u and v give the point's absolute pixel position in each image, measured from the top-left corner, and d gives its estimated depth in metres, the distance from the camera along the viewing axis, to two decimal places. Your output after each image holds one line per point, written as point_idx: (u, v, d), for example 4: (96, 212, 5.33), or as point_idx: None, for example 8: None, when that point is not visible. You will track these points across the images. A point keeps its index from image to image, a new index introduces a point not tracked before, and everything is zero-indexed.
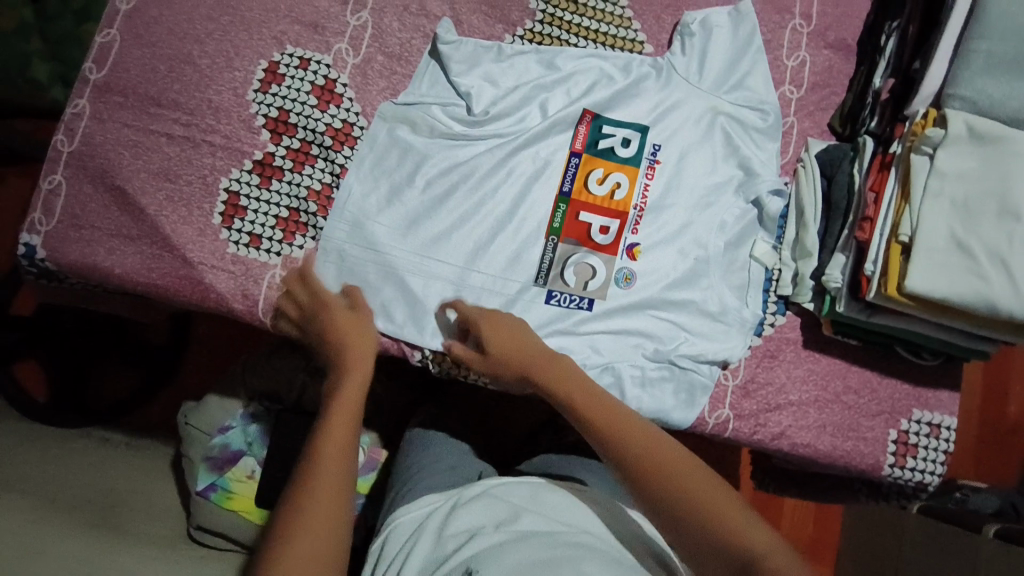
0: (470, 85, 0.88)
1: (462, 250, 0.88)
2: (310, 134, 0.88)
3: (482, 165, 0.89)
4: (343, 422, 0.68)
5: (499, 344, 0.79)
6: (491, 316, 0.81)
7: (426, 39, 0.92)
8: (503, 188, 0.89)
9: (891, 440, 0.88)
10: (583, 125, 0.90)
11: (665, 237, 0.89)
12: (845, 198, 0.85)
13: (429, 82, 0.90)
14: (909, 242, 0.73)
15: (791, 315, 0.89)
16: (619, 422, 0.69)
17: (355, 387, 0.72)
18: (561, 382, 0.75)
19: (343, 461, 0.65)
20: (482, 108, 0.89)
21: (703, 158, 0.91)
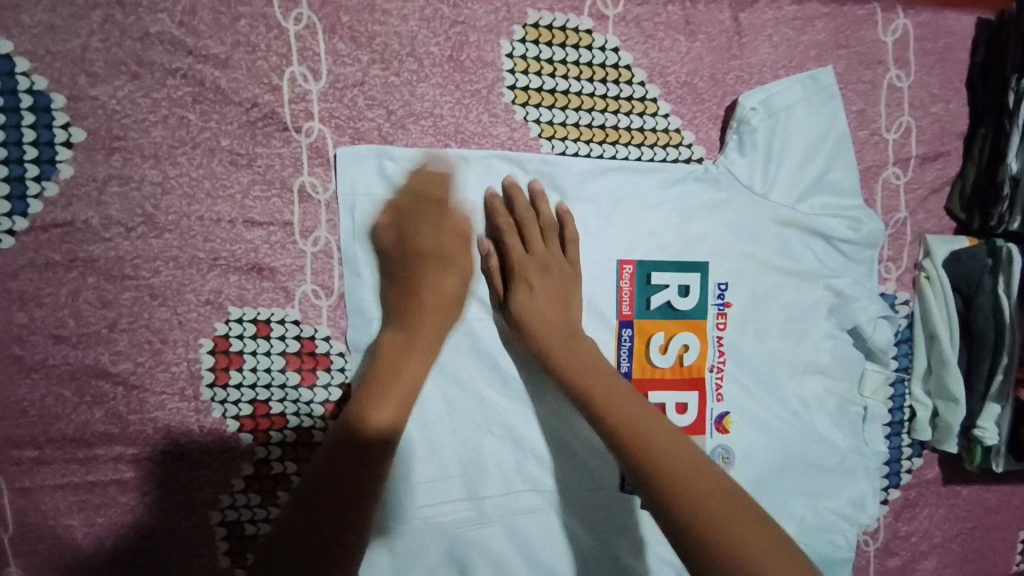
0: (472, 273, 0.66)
1: (518, 481, 0.68)
2: (306, 420, 0.65)
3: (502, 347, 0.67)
4: (422, 350, 0.63)
5: (537, 281, 0.64)
6: (525, 216, 0.65)
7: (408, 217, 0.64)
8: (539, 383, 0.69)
9: (1021, 541, 0.82)
10: (626, 283, 0.69)
11: (750, 389, 0.72)
12: (991, 328, 0.69)
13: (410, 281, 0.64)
14: None
15: (929, 453, 0.76)
16: (690, 483, 0.54)
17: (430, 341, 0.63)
18: (596, 372, 0.62)
19: (411, 371, 0.61)
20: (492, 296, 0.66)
21: (783, 286, 0.71)
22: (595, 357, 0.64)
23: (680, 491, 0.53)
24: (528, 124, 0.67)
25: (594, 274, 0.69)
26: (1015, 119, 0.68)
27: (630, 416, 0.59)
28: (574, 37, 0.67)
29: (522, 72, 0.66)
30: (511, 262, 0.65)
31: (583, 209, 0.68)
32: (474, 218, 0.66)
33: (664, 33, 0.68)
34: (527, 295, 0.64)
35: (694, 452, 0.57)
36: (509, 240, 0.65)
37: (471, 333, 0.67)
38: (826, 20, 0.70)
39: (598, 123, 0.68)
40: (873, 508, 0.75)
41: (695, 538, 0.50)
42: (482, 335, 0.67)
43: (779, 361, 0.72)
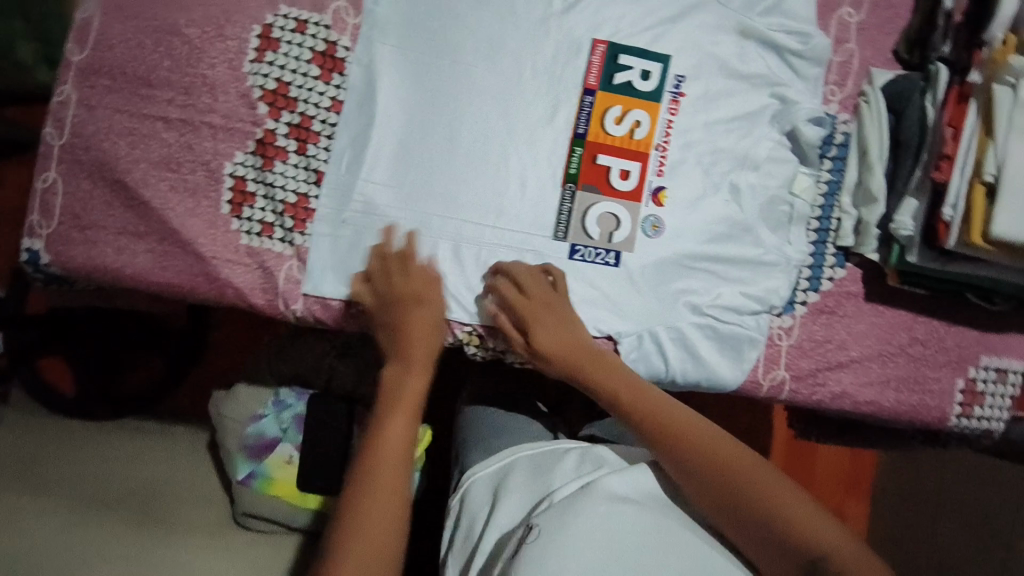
0: (472, 15, 0.80)
1: (473, 209, 0.81)
2: (313, 109, 0.79)
3: (479, 86, 0.80)
4: (388, 484, 0.67)
5: (541, 325, 0.77)
6: (525, 295, 0.78)
7: None
8: (513, 121, 0.80)
9: (957, 390, 0.81)
10: (597, 56, 0.81)
11: (691, 176, 0.82)
12: (917, 135, 0.75)
13: (419, 11, 0.79)
14: (995, 182, 0.65)
15: (852, 267, 0.82)
16: (693, 451, 0.67)
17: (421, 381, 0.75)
18: (634, 389, 0.74)
19: (382, 518, 0.65)
20: (483, 39, 0.80)
21: (738, 89, 0.82)
22: (572, 334, 0.78)
23: (663, 429, 0.70)
24: None
25: (569, 43, 0.81)
26: None
27: (632, 392, 0.74)
28: None
29: None
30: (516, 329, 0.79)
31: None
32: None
33: None
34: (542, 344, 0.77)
35: (630, 377, 0.76)
36: (505, 312, 0.79)
37: (459, 70, 0.79)
38: None
39: None
40: (785, 296, 0.82)
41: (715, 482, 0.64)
42: (463, 76, 0.79)
43: (722, 154, 0.82)
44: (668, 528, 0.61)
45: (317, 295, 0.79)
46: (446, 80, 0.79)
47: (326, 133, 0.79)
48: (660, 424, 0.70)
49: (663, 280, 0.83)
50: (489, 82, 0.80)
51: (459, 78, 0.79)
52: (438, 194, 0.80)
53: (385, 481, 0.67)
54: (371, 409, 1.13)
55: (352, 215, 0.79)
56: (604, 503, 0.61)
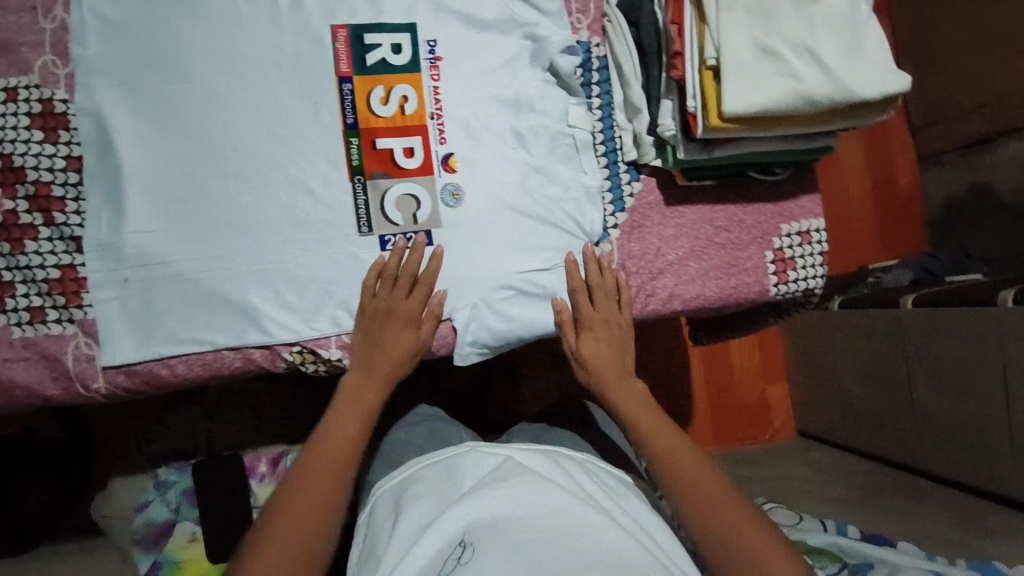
0: (191, 31, 0.75)
1: (263, 231, 0.76)
2: (48, 174, 0.73)
3: (221, 102, 0.76)
4: (303, 509, 0.65)
5: (398, 306, 0.76)
6: (410, 309, 0.76)
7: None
8: (270, 128, 0.77)
9: (769, 262, 0.85)
10: (341, 43, 0.79)
11: (471, 134, 0.81)
12: (655, 40, 0.78)
13: (131, 43, 0.74)
14: (717, 65, 0.68)
15: (647, 178, 0.85)
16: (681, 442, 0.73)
17: (373, 398, 0.76)
18: (616, 376, 0.80)
19: (313, 509, 0.66)
20: (208, 53, 0.76)
21: (491, 37, 0.82)
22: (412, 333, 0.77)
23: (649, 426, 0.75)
24: None
25: (308, 34, 0.78)
26: None
27: (643, 405, 0.77)
28: None
29: None
30: (376, 306, 0.76)
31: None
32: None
33: None
34: (365, 364, 0.76)
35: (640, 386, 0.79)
36: (385, 288, 0.76)
37: (196, 93, 0.75)
38: None
39: None
40: (599, 225, 0.83)
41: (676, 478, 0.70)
42: (201, 97, 0.75)
43: (495, 102, 0.82)
44: (571, 500, 0.71)
45: (118, 365, 0.73)
46: (184, 106, 0.75)
47: (72, 195, 0.73)
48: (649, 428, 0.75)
49: (480, 242, 0.81)
50: (232, 95, 0.76)
51: (202, 101, 0.75)
52: (216, 228, 0.75)
53: (302, 511, 0.65)
54: (264, 457, 1.08)
55: (129, 274, 0.73)
56: (538, 521, 0.67)
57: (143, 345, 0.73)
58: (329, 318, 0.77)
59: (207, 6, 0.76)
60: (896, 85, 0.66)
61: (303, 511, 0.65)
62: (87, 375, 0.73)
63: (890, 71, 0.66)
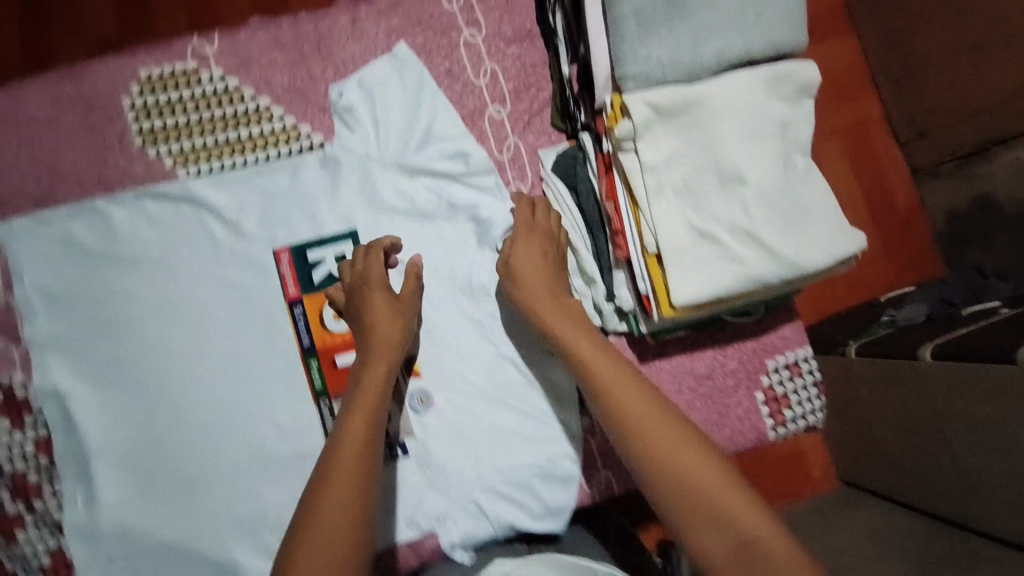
0: (136, 287, 0.76)
1: (234, 477, 0.74)
2: (23, 462, 0.75)
3: (177, 354, 0.76)
4: (333, 515, 0.56)
5: (374, 287, 0.72)
6: (403, 307, 0.72)
7: (70, 265, 0.76)
8: (227, 368, 0.76)
9: (761, 403, 0.80)
10: (286, 266, 0.78)
11: (429, 331, 0.79)
12: (596, 210, 0.74)
13: (77, 313, 0.76)
14: (659, 253, 0.65)
15: (618, 339, 0.80)
16: (659, 435, 0.57)
17: (385, 360, 0.68)
18: (571, 328, 0.67)
19: (337, 505, 0.57)
20: (157, 306, 0.76)
21: (430, 227, 0.80)
22: (407, 303, 0.73)
23: (629, 433, 0.58)
24: (160, 160, 0.78)
25: (250, 264, 0.78)
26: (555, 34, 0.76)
27: (633, 407, 0.59)
28: (182, 80, 0.78)
29: (144, 119, 0.77)
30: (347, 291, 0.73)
31: (224, 214, 0.78)
32: (135, 248, 0.77)
33: (260, 55, 0.79)
34: (365, 327, 0.70)
35: (639, 383, 0.62)
36: (355, 275, 0.73)
37: (151, 349, 0.76)
38: (396, 8, 0.82)
39: (222, 141, 0.78)
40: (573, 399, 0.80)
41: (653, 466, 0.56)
42: (157, 352, 0.75)
43: (445, 293, 0.79)
44: None
45: None
46: (140, 365, 0.75)
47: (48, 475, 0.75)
48: (635, 429, 0.58)
49: (456, 440, 0.78)
50: (184, 344, 0.76)
51: (157, 357, 0.75)
52: (189, 484, 0.73)
53: (330, 511, 0.56)
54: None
55: (111, 551, 0.72)
56: None
57: None
58: None
59: (147, 260, 0.77)
60: (845, 244, 0.62)
61: (322, 525, 0.55)
62: None
63: (836, 233, 0.62)
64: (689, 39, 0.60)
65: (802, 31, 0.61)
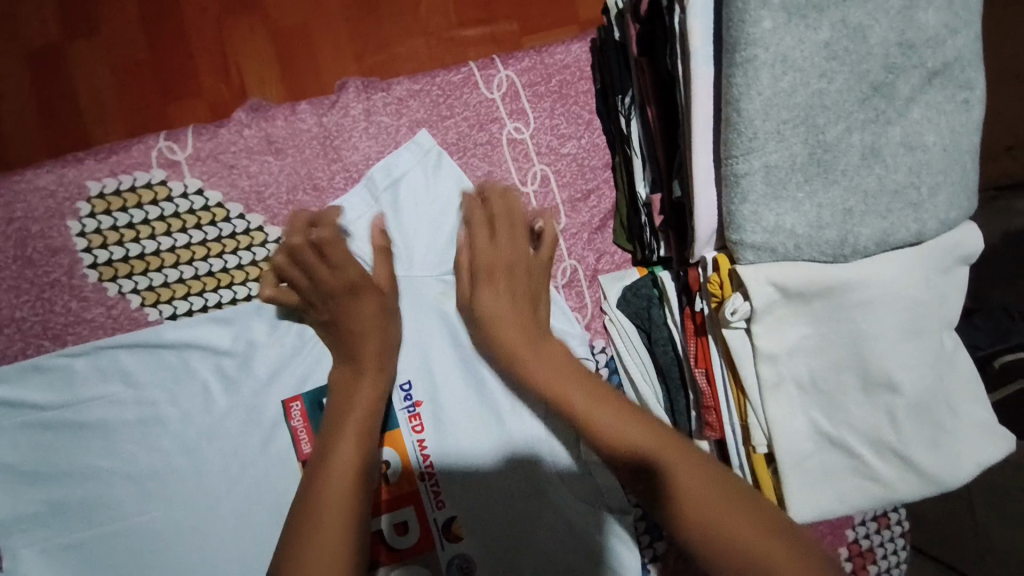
0: (104, 458, 0.61)
1: None
2: None
3: (166, 536, 0.62)
4: None
5: (350, 277, 0.60)
6: (386, 302, 0.61)
7: (16, 435, 0.60)
8: (229, 550, 0.63)
9: (844, 559, 0.71)
10: (298, 417, 0.64)
11: (472, 484, 0.63)
12: (676, 365, 0.62)
13: (29, 495, 0.61)
14: (771, 455, 0.53)
15: None
16: (716, 499, 0.47)
17: (371, 389, 0.58)
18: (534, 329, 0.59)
19: None
20: (135, 482, 0.62)
21: (469, 370, 0.64)
22: (388, 316, 0.61)
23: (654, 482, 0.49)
24: (126, 298, 0.62)
25: (253, 424, 0.64)
26: (630, 143, 0.61)
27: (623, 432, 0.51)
28: (148, 194, 0.63)
29: (99, 246, 0.62)
30: (316, 279, 0.60)
31: (221, 362, 0.63)
32: (101, 411, 0.61)
33: (247, 159, 0.64)
34: (347, 348, 0.60)
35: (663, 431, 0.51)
36: (328, 258, 0.60)
37: (132, 532, 0.62)
38: (420, 95, 0.66)
39: (204, 272, 0.63)
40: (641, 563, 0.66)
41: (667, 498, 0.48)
42: (140, 537, 0.62)
43: (495, 450, 0.64)
44: None
45: None
46: (121, 553, 0.62)
47: None
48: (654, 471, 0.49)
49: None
50: (174, 526, 0.62)
51: (138, 542, 0.62)
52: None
53: None
54: None
55: None
56: None
57: None
58: None
59: (121, 424, 0.62)
60: (993, 451, 0.52)
61: None
62: None
63: (985, 437, 0.52)
64: (841, 210, 0.46)
65: (976, 195, 0.49)
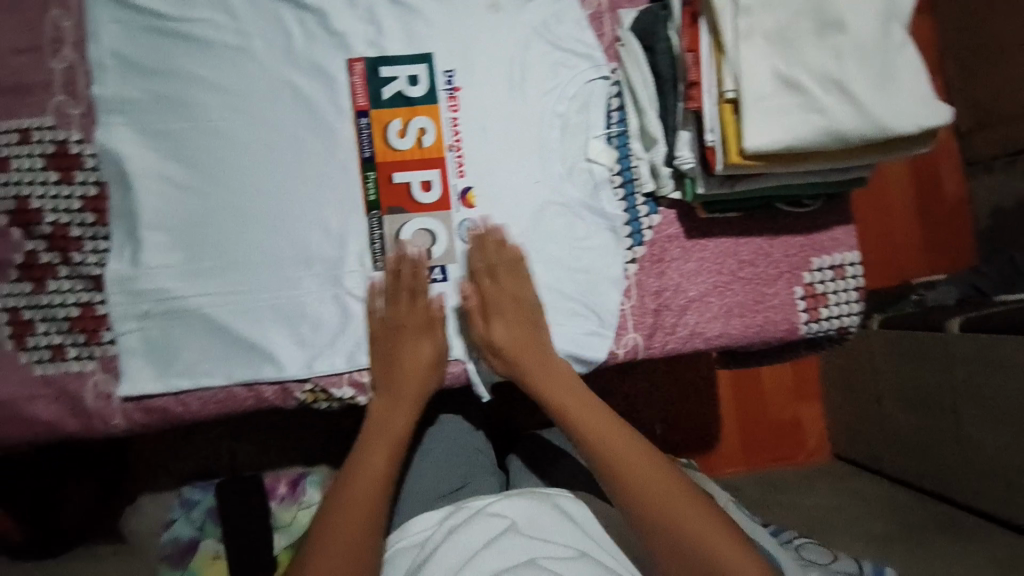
0: (201, 69, 0.74)
1: (282, 268, 0.76)
2: (65, 214, 0.73)
3: (240, 143, 0.75)
4: (349, 523, 0.69)
5: (408, 314, 0.76)
6: (417, 329, 0.76)
7: (128, 30, 0.73)
8: (286, 167, 0.76)
9: (799, 298, 0.80)
10: (357, 77, 0.77)
11: (491, 161, 0.79)
12: (670, 67, 0.74)
13: (137, 80, 0.73)
14: (737, 98, 0.64)
15: (666, 210, 0.81)
16: (642, 476, 0.68)
17: (426, 360, 0.77)
18: (538, 356, 0.76)
19: (347, 532, 0.68)
20: (219, 94, 0.75)
21: (502, 73, 0.79)
22: (427, 344, 0.77)
23: (594, 433, 0.72)
24: None
25: (317, 75, 0.77)
26: None
27: (585, 417, 0.74)
28: None
29: None
30: (392, 317, 0.76)
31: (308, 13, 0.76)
32: (204, 29, 0.74)
33: None
34: (385, 362, 0.76)
35: (604, 410, 0.75)
36: (401, 293, 0.76)
37: (211, 134, 0.75)
38: None
39: None
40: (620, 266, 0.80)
41: (624, 479, 0.68)
42: (218, 139, 0.75)
43: (518, 139, 0.80)
44: None
45: (136, 395, 0.73)
46: (202, 147, 0.75)
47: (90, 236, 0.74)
48: (596, 435, 0.72)
49: None
50: (248, 137, 0.76)
51: (214, 140, 0.75)
52: (233, 266, 0.75)
53: (349, 524, 0.68)
54: (285, 479, 1.04)
55: (152, 312, 0.74)
56: None
57: (163, 376, 0.74)
58: (343, 354, 0.77)
59: (220, 45, 0.75)
60: (934, 117, 0.62)
61: (345, 527, 0.68)
62: (104, 410, 0.73)
63: (925, 104, 0.62)
64: None
65: None
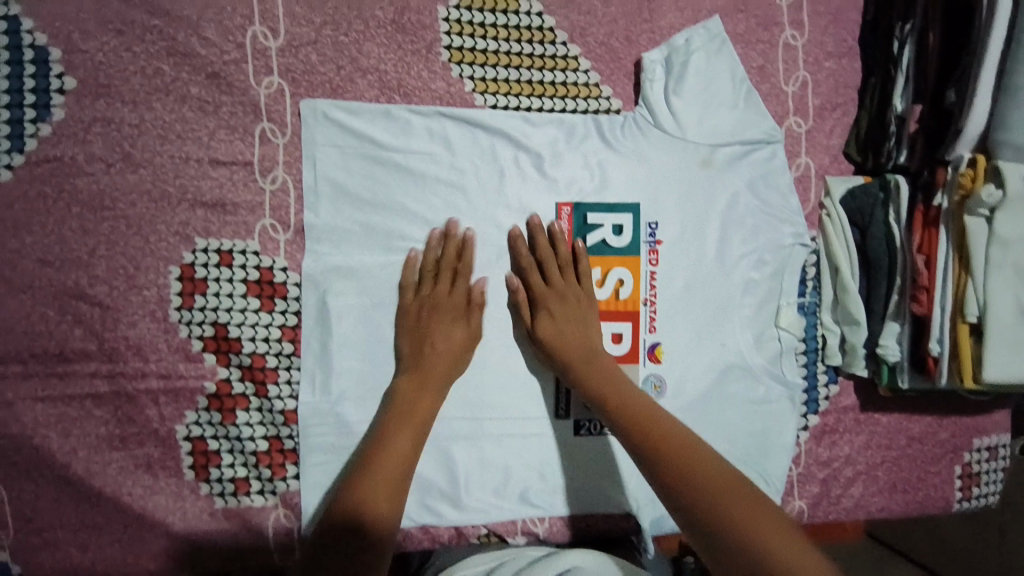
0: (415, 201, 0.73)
1: (473, 408, 0.76)
2: (262, 345, 0.71)
3: None
4: (384, 489, 0.62)
5: (439, 285, 0.72)
6: (468, 314, 0.72)
7: (347, 158, 0.72)
8: (485, 306, 0.75)
9: (957, 476, 0.84)
10: (563, 221, 0.76)
11: (681, 315, 0.78)
12: (886, 255, 0.74)
13: (347, 209, 0.72)
14: (979, 323, 0.67)
15: (844, 381, 0.82)
16: (707, 484, 0.55)
17: (462, 337, 0.71)
18: (579, 335, 0.72)
19: (383, 497, 0.61)
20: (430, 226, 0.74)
21: (704, 230, 0.78)
22: (451, 330, 0.71)
23: (655, 439, 0.61)
24: (462, 82, 0.75)
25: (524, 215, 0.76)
26: (899, 64, 0.73)
27: (636, 413, 0.65)
28: (501, 4, 0.76)
29: (456, 34, 0.75)
30: (421, 292, 0.72)
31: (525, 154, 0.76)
32: (423, 162, 0.74)
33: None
34: (415, 359, 0.70)
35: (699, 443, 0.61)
36: (440, 275, 0.72)
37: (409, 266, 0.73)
38: None
39: (525, 79, 0.77)
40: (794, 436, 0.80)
41: (676, 485, 0.57)
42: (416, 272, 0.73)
43: (714, 297, 0.79)
44: None
45: None
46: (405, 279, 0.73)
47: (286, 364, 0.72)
48: (649, 438, 0.62)
49: None
50: None
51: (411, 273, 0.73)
52: None
53: (382, 480, 0.62)
54: None
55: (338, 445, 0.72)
56: None
57: None
58: (518, 498, 0.77)
59: (436, 179, 0.74)
60: None
61: (378, 490, 0.61)
62: (283, 547, 0.73)
63: None
64: None
65: None
